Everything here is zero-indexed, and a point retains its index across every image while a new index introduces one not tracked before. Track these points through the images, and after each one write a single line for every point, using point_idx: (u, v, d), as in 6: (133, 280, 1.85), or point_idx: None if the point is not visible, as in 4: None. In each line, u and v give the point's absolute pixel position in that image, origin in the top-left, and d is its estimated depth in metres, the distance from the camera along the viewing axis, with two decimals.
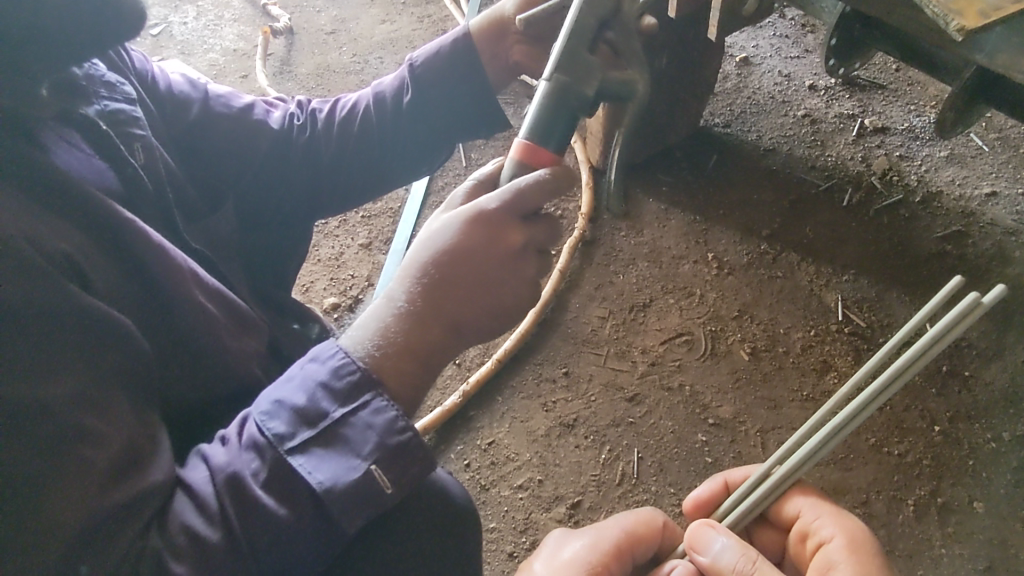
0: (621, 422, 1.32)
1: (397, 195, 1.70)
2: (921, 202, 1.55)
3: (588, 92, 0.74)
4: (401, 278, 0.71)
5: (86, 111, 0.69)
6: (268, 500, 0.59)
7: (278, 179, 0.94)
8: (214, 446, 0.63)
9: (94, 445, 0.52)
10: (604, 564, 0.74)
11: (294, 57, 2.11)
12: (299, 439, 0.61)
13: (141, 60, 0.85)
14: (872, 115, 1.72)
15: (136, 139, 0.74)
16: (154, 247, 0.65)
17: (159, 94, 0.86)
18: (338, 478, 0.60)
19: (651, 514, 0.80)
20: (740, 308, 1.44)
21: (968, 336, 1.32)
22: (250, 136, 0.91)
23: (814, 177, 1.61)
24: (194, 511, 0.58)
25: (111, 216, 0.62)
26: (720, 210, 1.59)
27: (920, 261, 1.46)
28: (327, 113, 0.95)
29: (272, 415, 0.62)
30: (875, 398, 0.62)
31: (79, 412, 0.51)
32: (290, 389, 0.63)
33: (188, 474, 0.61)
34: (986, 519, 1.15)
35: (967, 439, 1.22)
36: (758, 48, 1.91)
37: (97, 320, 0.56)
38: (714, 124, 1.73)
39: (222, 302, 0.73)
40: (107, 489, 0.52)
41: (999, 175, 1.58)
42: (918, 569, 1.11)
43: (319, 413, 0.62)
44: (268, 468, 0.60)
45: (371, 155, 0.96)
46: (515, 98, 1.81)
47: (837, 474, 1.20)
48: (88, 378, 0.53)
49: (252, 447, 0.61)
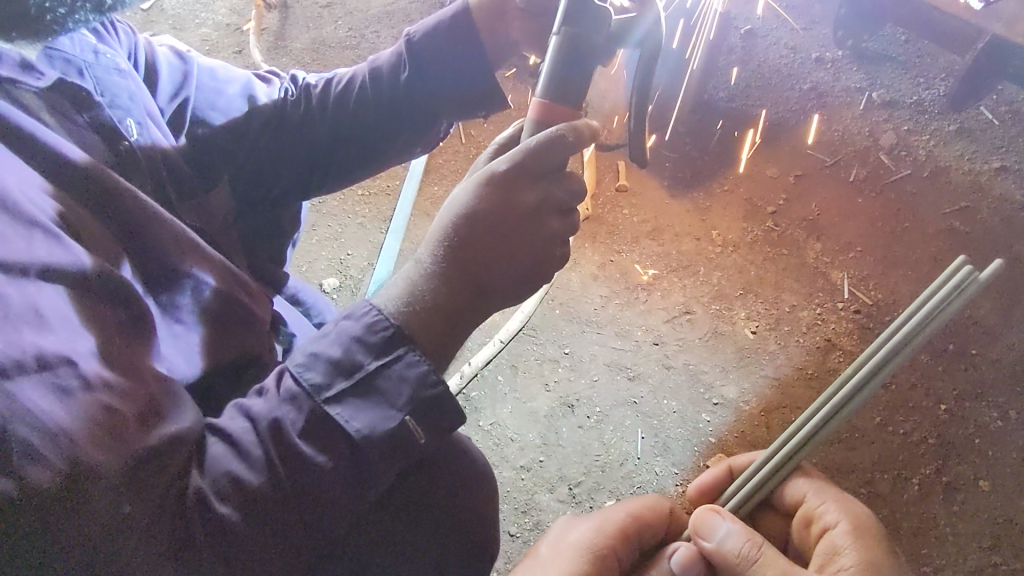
0: (623, 402, 1.31)
1: (396, 173, 1.67)
2: (930, 177, 1.52)
3: (600, 40, 0.72)
4: (428, 242, 0.72)
5: (79, 82, 0.66)
6: (307, 447, 0.59)
7: (274, 158, 0.91)
8: (252, 399, 0.62)
9: (118, 398, 0.48)
10: (609, 547, 0.74)
11: (288, 31, 2.07)
12: (336, 390, 0.60)
13: (128, 33, 0.82)
14: (880, 88, 1.68)
15: (129, 114, 0.71)
16: (155, 217, 0.64)
17: (146, 67, 0.82)
18: (375, 426, 0.60)
19: (658, 499, 0.80)
20: (744, 287, 1.42)
21: (976, 314, 1.31)
22: (241, 112, 0.88)
23: (821, 152, 1.58)
24: (235, 458, 0.57)
25: (109, 188, 0.60)
26: (725, 186, 1.56)
27: (928, 238, 1.44)
28: (320, 88, 0.93)
29: (308, 366, 0.61)
30: (869, 382, 0.65)
31: (100, 364, 0.49)
32: (325, 342, 0.62)
33: (224, 421, 0.60)
34: (990, 497, 1.14)
35: (973, 418, 1.21)
36: (763, 20, 1.86)
37: (106, 277, 0.54)
38: (718, 99, 1.70)
39: (220, 278, 0.70)
40: (137, 441, 0.49)
41: (1009, 149, 1.55)
42: (923, 546, 1.11)
43: (354, 363, 0.61)
44: (306, 419, 0.59)
45: (376, 125, 0.93)
46: (515, 73, 1.78)
47: (843, 453, 1.19)
48: (103, 334, 0.51)
49: (288, 399, 0.60)
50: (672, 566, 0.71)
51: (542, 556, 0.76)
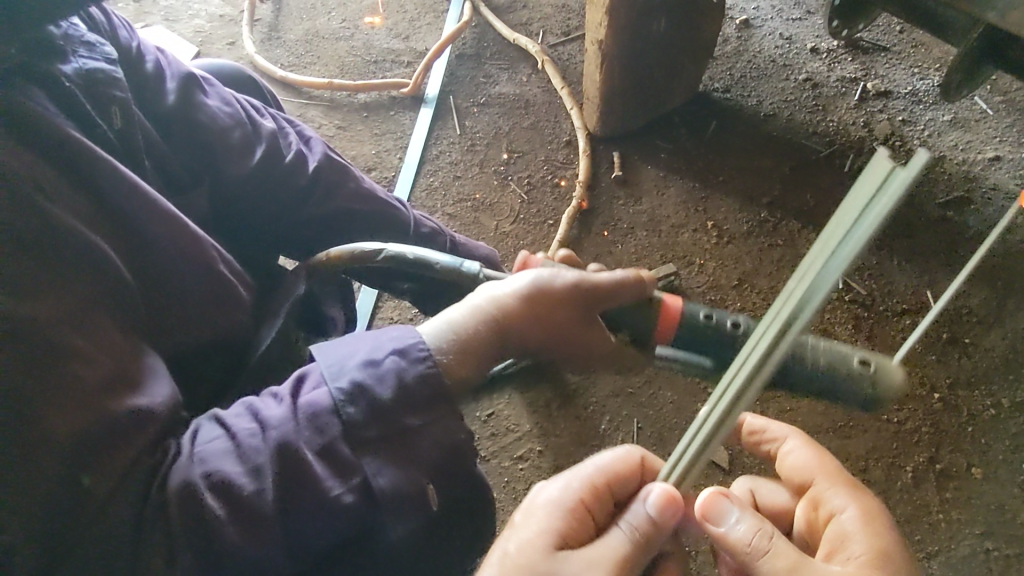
0: (621, 392, 1.31)
1: (392, 164, 1.74)
2: (924, 167, 1.53)
3: None
4: (493, 300, 0.80)
5: (63, 72, 0.63)
6: (317, 469, 0.60)
7: (257, 208, 0.88)
8: (267, 402, 0.64)
9: (82, 362, 0.56)
10: (584, 508, 0.66)
11: (282, 22, 2.05)
12: (371, 436, 0.62)
13: (126, 27, 0.79)
14: (874, 78, 1.68)
15: (114, 101, 0.67)
16: (131, 184, 0.65)
17: (142, 69, 0.78)
18: (397, 484, 0.62)
19: (628, 452, 0.72)
20: (740, 277, 1.43)
21: (970, 304, 1.31)
22: (242, 148, 0.84)
23: (816, 142, 1.59)
24: (231, 462, 0.59)
25: (96, 164, 0.62)
26: (720, 177, 1.57)
27: (923, 227, 1.44)
28: (336, 174, 0.93)
29: (349, 398, 0.61)
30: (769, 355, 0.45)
31: (60, 329, 0.55)
32: (373, 376, 0.62)
33: (232, 419, 0.62)
34: (985, 485, 1.15)
35: (967, 406, 1.22)
36: (758, 10, 1.86)
37: (64, 254, 0.58)
38: (714, 89, 1.70)
39: (194, 247, 0.70)
40: (108, 411, 0.56)
41: (1003, 139, 1.56)
42: (917, 534, 1.12)
43: (399, 415, 0.62)
44: (323, 443, 0.60)
45: (370, 231, 0.96)
46: (511, 65, 1.90)
47: (837, 441, 1.20)
48: (66, 304, 0.57)
49: (310, 416, 0.61)
50: (641, 509, 0.62)
51: (511, 525, 0.67)
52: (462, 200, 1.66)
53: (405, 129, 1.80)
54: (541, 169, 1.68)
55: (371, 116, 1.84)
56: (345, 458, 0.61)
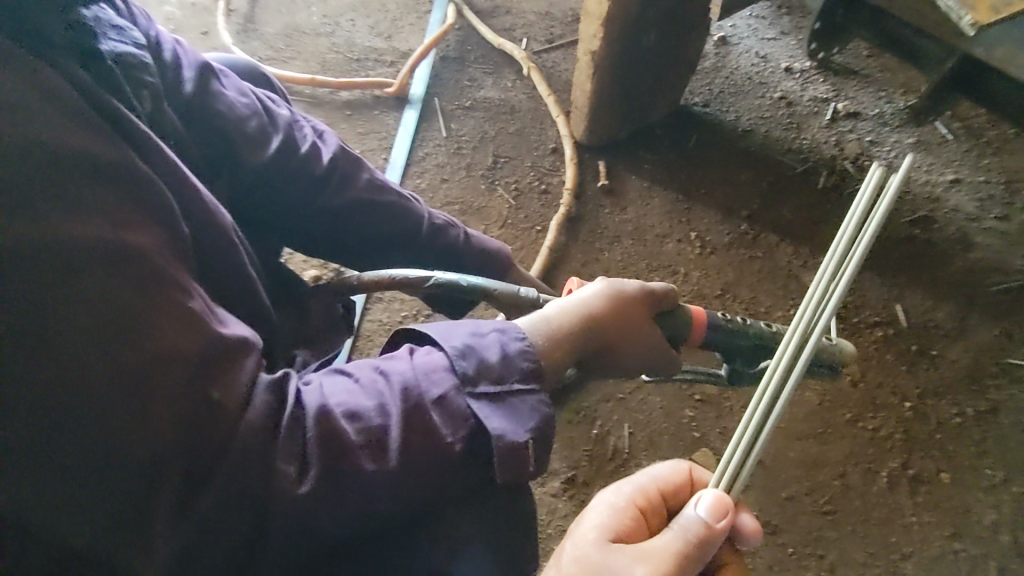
0: (610, 397, 1.34)
1: (376, 164, 1.72)
2: (891, 186, 1.60)
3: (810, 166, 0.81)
4: (580, 298, 0.76)
5: (103, 52, 0.55)
6: (435, 418, 0.60)
7: (275, 196, 0.87)
8: (384, 361, 0.65)
9: (183, 338, 0.51)
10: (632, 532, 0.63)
11: (259, 15, 2.00)
12: (481, 390, 0.62)
13: (147, 18, 0.74)
14: (844, 100, 1.76)
15: (145, 87, 0.63)
16: (176, 168, 0.59)
17: (161, 59, 0.73)
18: (507, 432, 0.61)
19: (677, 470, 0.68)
20: (722, 287, 1.47)
21: (935, 317, 1.40)
22: (259, 138, 0.83)
23: (791, 159, 1.65)
24: (349, 410, 0.60)
25: (151, 148, 0.56)
26: (702, 189, 1.61)
27: (894, 242, 1.51)
28: (351, 165, 0.93)
29: (463, 354, 0.63)
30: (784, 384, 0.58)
31: (147, 304, 0.49)
32: (485, 343, 0.65)
33: (346, 375, 0.64)
34: (953, 488, 1.22)
35: (935, 414, 1.29)
36: (735, 28, 1.92)
37: (125, 230, 0.50)
38: (694, 103, 1.75)
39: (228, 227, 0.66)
40: (199, 376, 0.51)
41: (962, 162, 1.65)
42: (892, 536, 1.18)
43: (507, 376, 0.64)
44: (442, 391, 0.61)
45: (384, 223, 0.95)
46: (495, 69, 1.90)
47: (816, 447, 1.25)
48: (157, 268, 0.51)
49: (428, 369, 0.62)
50: (695, 513, 0.58)
51: (571, 532, 0.64)
52: (448, 203, 1.66)
53: (389, 129, 1.79)
54: (528, 175, 1.70)
55: (354, 115, 1.82)
56: (449, 396, 0.62)
